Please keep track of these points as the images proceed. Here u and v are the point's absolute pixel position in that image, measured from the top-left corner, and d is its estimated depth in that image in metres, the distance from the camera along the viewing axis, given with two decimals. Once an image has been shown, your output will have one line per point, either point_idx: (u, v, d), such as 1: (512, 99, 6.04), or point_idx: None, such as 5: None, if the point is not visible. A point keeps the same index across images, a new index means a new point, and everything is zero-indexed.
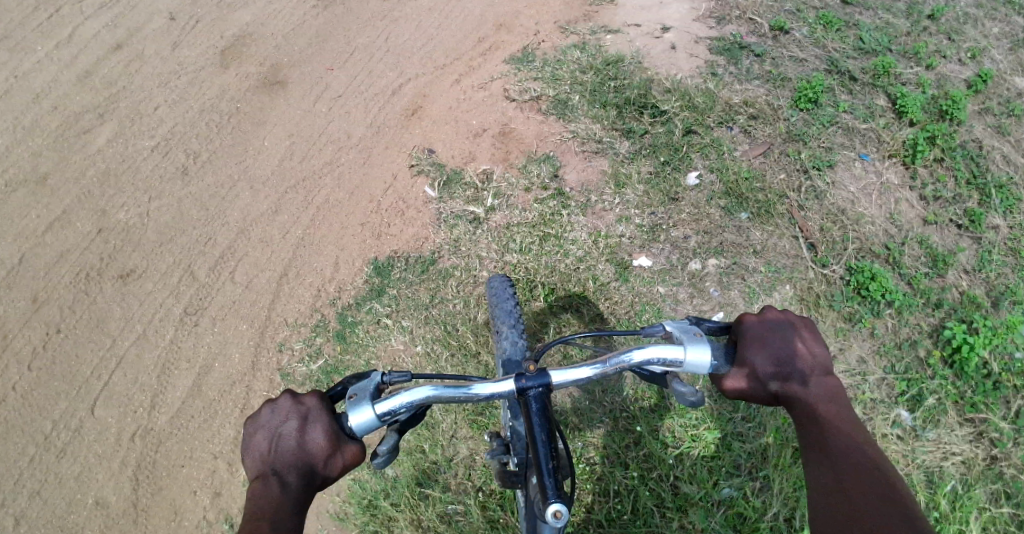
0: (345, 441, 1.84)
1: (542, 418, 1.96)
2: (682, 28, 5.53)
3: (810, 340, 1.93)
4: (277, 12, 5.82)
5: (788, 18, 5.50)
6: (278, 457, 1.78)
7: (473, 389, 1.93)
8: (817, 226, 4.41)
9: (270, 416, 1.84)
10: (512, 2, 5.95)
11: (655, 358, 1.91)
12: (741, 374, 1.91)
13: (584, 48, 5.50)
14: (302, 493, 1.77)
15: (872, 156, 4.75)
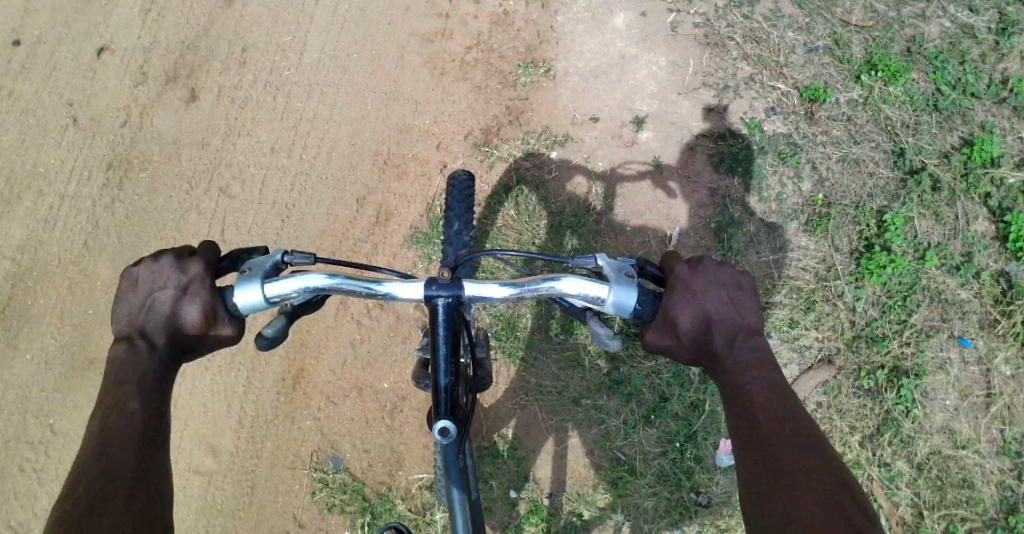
0: (221, 323, 2.02)
1: (446, 329, 2.08)
2: (663, 118, 3.60)
3: (740, 303, 2.00)
4: (62, 204, 3.91)
5: (828, 66, 3.63)
6: (148, 318, 2.00)
7: (379, 285, 2.01)
8: (909, 505, 3.18)
9: (152, 276, 2.03)
10: (395, 100, 3.83)
11: (578, 293, 1.99)
12: (663, 328, 2.01)
13: (519, 188, 3.55)
14: (167, 358, 2.00)
15: (972, 340, 3.34)
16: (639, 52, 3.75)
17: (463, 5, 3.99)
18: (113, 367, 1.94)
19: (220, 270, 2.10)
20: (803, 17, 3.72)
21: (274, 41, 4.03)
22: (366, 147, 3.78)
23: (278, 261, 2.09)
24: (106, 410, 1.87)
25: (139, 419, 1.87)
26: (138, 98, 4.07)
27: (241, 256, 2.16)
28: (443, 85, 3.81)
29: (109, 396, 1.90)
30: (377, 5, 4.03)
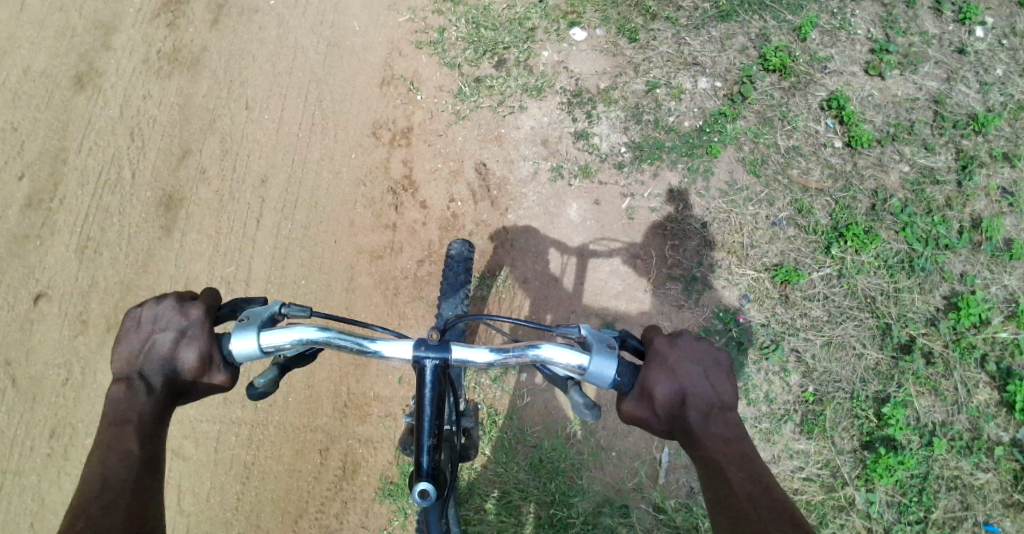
0: (216, 369, 2.18)
1: (432, 390, 2.19)
2: (631, 320, 3.58)
3: (716, 380, 2.12)
4: (12, 475, 3.86)
5: (796, 241, 3.56)
6: (146, 359, 2.16)
7: (369, 343, 2.14)
8: None
9: (155, 319, 2.19)
10: (350, 329, 3.80)
11: (558, 360, 2.10)
12: (641, 399, 2.12)
13: (493, 421, 3.50)
14: (162, 399, 2.15)
15: (999, 524, 3.17)
16: (597, 248, 3.71)
17: (409, 212, 3.95)
18: (113, 404, 2.09)
19: (220, 317, 2.26)
20: (759, 188, 3.65)
21: (219, 274, 4.02)
22: (323, 389, 3.75)
23: (276, 313, 2.24)
24: (104, 451, 2.02)
25: (137, 456, 2.04)
26: (77, 353, 4.03)
27: (241, 304, 2.32)
28: (396, 309, 3.80)
29: (108, 434, 2.06)
30: (321, 223, 4.01)
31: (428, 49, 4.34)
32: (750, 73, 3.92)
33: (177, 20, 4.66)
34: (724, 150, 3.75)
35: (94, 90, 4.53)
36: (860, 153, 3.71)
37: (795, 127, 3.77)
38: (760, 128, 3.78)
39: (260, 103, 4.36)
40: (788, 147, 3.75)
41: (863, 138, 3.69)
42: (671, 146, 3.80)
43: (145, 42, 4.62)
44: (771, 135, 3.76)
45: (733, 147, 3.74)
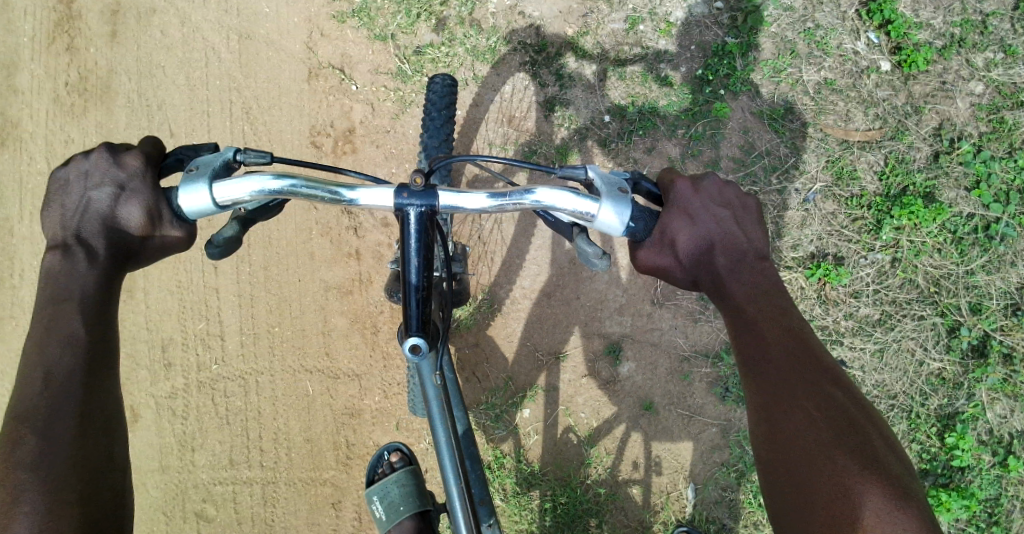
0: (167, 224, 1.85)
1: (421, 241, 1.85)
2: (640, 337, 3.19)
3: (742, 223, 1.88)
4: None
5: (836, 219, 3.16)
6: (84, 219, 1.83)
7: (345, 195, 1.77)
8: None
9: (86, 175, 1.85)
10: (337, 378, 3.28)
11: (562, 206, 1.75)
12: (661, 247, 1.85)
13: (501, 465, 3.10)
14: (109, 267, 1.84)
15: None
16: None
17: (373, 234, 3.31)
18: (48, 278, 1.78)
19: (165, 168, 1.91)
20: (785, 151, 3.19)
21: (192, 332, 3.34)
22: (323, 441, 3.27)
23: (231, 159, 1.86)
24: (44, 343, 1.71)
25: (83, 344, 1.73)
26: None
27: (187, 153, 1.94)
28: (380, 344, 3.28)
29: (46, 317, 1.74)
30: (281, 262, 3.32)
31: (354, 21, 3.51)
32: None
33: (76, 40, 4.01)
34: (734, 102, 3.21)
35: (15, 143, 3.96)
36: (914, 78, 3.23)
37: (828, 51, 3.24)
38: (780, 61, 3.23)
39: (183, 127, 3.68)
40: (818, 82, 3.24)
41: (919, 59, 3.21)
42: (665, 106, 3.21)
43: (51, 74, 4.01)
44: (795, 66, 3.23)
45: (746, 93, 3.21)
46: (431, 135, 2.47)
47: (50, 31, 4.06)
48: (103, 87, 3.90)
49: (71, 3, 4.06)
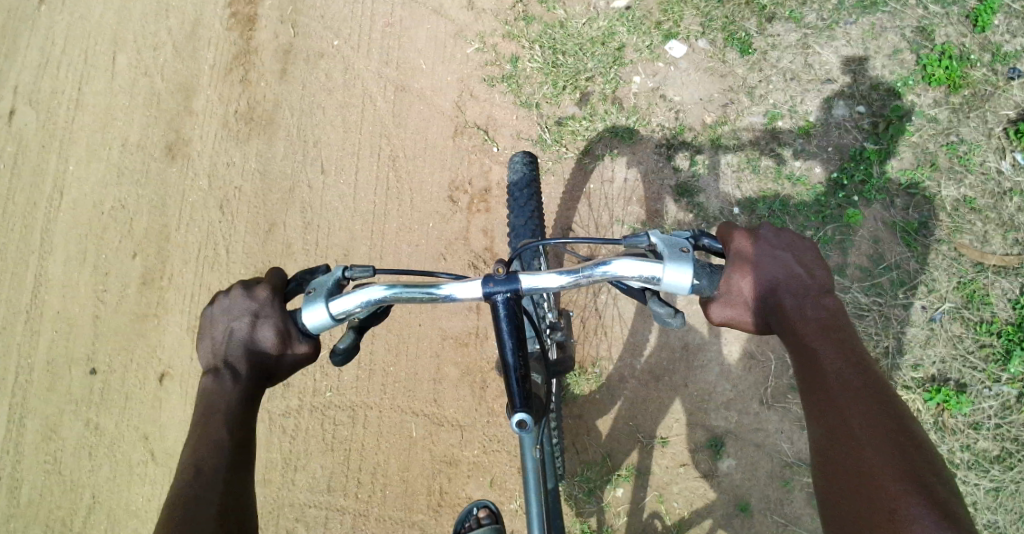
0: (297, 341, 1.98)
1: (510, 322, 1.97)
2: (744, 435, 3.18)
3: (806, 263, 1.85)
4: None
5: (962, 343, 3.09)
6: (227, 347, 1.98)
7: (438, 290, 1.90)
8: None
9: (226, 308, 2.02)
10: (441, 425, 3.43)
11: (631, 275, 1.82)
12: (732, 301, 1.85)
13: None
14: (251, 387, 1.97)
15: None
16: (705, 340, 3.29)
17: None
18: (201, 398, 1.92)
19: (288, 292, 2.07)
20: (916, 267, 3.15)
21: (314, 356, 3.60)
22: (418, 485, 3.39)
23: (342, 278, 2.01)
24: (195, 446, 1.84)
25: (228, 444, 1.86)
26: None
27: (306, 276, 2.10)
28: (485, 400, 3.43)
29: (200, 422, 1.89)
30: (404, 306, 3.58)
31: (502, 87, 3.75)
32: (904, 93, 3.26)
33: (250, 74, 4.48)
34: (867, 210, 3.21)
35: (185, 160, 4.44)
36: None
37: (970, 168, 3.19)
38: (918, 173, 3.20)
39: (334, 166, 4.02)
40: (957, 199, 3.19)
41: None
42: (797, 205, 3.24)
43: (224, 103, 4.48)
44: (934, 180, 3.19)
45: (881, 201, 3.21)
46: (517, 214, 2.72)
47: (229, 64, 4.56)
48: (268, 119, 4.32)
49: (251, 41, 4.55)
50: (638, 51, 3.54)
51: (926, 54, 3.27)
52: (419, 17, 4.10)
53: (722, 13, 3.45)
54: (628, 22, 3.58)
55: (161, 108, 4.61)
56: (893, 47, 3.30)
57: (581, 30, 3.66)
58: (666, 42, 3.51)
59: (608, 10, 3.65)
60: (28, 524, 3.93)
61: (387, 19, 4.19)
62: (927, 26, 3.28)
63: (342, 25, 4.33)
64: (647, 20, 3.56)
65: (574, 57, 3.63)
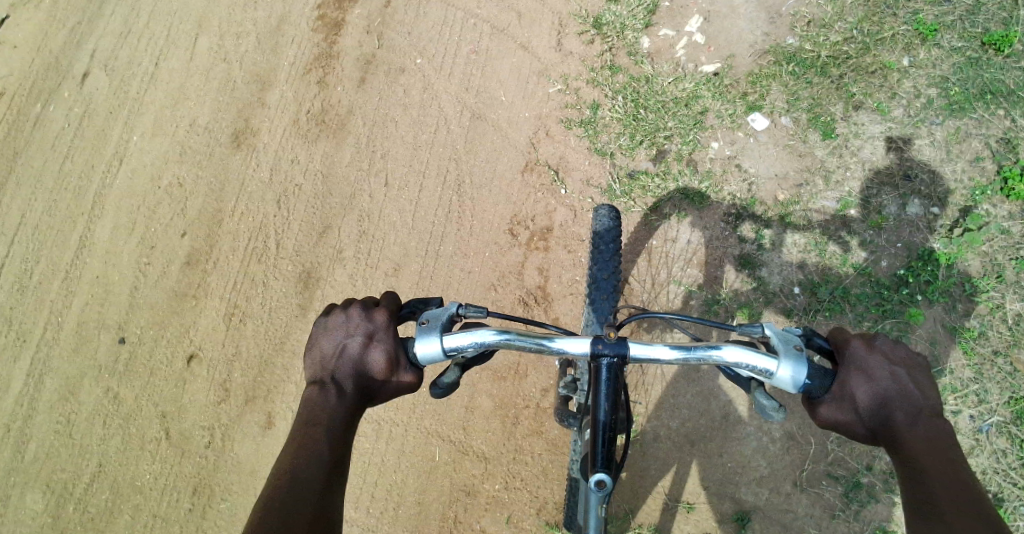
0: (402, 368, 2.08)
1: (610, 383, 2.01)
2: (772, 516, 3.06)
3: (920, 383, 1.84)
4: (156, 524, 3.66)
5: (1005, 458, 2.97)
6: (338, 362, 2.08)
7: (550, 342, 1.97)
8: None
9: (342, 324, 2.12)
10: (466, 454, 3.36)
11: (744, 362, 1.86)
12: (840, 403, 1.87)
13: None
14: (353, 404, 2.06)
15: None
16: (747, 414, 3.18)
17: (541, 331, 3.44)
18: (305, 407, 1.99)
19: (399, 318, 2.19)
20: (969, 375, 3.06)
21: None
22: (433, 510, 3.31)
23: (454, 314, 2.11)
24: (296, 453, 1.92)
25: (326, 460, 1.92)
26: (218, 419, 3.77)
27: (418, 305, 2.22)
28: (513, 434, 3.34)
29: (299, 432, 1.96)
30: None
31: (579, 130, 3.78)
32: (977, 202, 3.20)
33: (328, 77, 4.55)
34: (928, 310, 3.15)
35: (249, 149, 4.49)
36: None
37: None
38: (983, 282, 3.12)
39: (398, 180, 4.05)
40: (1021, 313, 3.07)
41: None
42: (857, 294, 3.19)
43: (298, 101, 4.54)
44: (999, 291, 3.10)
45: (942, 304, 3.14)
46: (600, 267, 2.72)
47: (308, 64, 4.63)
48: (338, 123, 4.36)
49: (334, 45, 4.63)
50: (719, 118, 3.55)
51: (1007, 166, 3.20)
52: (505, 49, 4.14)
53: (809, 94, 3.45)
54: (714, 88, 3.60)
55: (234, 95, 4.67)
56: (976, 153, 3.24)
57: (665, 88, 3.69)
58: (750, 114, 3.52)
59: (696, 73, 3.68)
60: (28, 484, 3.86)
61: (473, 45, 4.25)
62: (1013, 137, 3.21)
63: (426, 44, 4.38)
64: (734, 89, 3.58)
65: (656, 113, 3.65)
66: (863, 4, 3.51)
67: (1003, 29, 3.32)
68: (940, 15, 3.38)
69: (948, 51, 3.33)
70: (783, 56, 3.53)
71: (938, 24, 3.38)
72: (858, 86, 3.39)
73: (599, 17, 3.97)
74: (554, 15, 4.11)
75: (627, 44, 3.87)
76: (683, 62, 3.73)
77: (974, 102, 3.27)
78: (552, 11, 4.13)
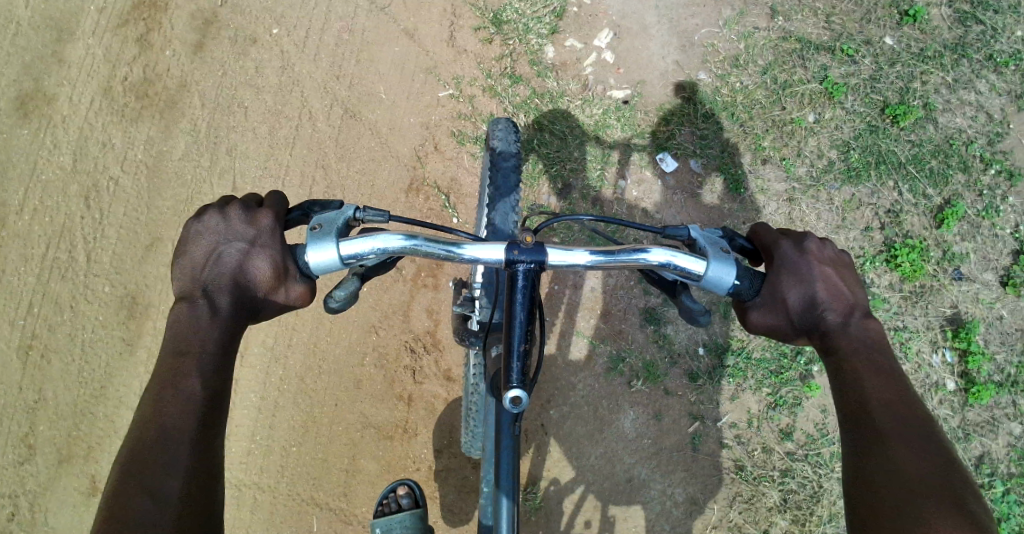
0: (292, 280, 1.68)
1: (526, 295, 1.71)
2: None
3: (848, 279, 1.71)
4: None
5: None
6: (212, 271, 1.65)
7: (460, 250, 1.66)
8: None
9: (218, 225, 1.69)
10: (348, 523, 2.91)
11: (672, 266, 1.65)
12: (771, 308, 1.68)
13: None
14: (231, 324, 1.64)
15: None
16: (650, 476, 2.93)
17: (431, 385, 3.02)
18: (173, 329, 1.58)
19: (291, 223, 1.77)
20: None
21: None
22: None
23: (352, 218, 1.74)
24: (161, 391, 1.52)
25: (201, 402, 1.52)
26: (24, 484, 3.04)
27: (312, 207, 1.82)
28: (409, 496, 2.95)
29: (165, 365, 1.56)
30: (322, 377, 3.00)
31: (473, 147, 3.35)
32: (865, 271, 3.25)
33: (152, 34, 3.59)
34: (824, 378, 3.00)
35: (44, 122, 3.49)
36: (973, 407, 3.15)
37: (909, 354, 3.17)
38: None
39: (251, 185, 3.35)
40: None
41: (985, 394, 3.12)
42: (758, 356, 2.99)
43: (110, 62, 3.56)
44: None
45: None
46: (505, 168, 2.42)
47: (124, 14, 3.63)
48: (170, 100, 3.49)
49: None
50: (627, 152, 3.30)
51: (894, 241, 3.28)
52: (387, 33, 3.48)
53: (720, 139, 3.30)
54: (622, 118, 3.33)
55: (22, 43, 3.61)
56: (866, 224, 3.30)
57: (569, 111, 3.34)
58: (659, 153, 3.30)
59: (604, 96, 3.37)
60: None
61: (346, 21, 3.51)
62: (897, 211, 3.30)
63: (285, 10, 3.55)
64: (643, 122, 3.33)
65: (560, 139, 3.30)
66: (773, 48, 3.46)
67: (898, 100, 3.42)
68: (846, 75, 3.42)
69: (851, 113, 3.38)
70: (696, 94, 3.35)
71: (844, 84, 3.41)
72: (769, 139, 3.32)
73: (499, 12, 3.46)
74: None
75: (530, 50, 3.43)
76: (592, 82, 3.39)
77: (869, 169, 3.33)
78: None
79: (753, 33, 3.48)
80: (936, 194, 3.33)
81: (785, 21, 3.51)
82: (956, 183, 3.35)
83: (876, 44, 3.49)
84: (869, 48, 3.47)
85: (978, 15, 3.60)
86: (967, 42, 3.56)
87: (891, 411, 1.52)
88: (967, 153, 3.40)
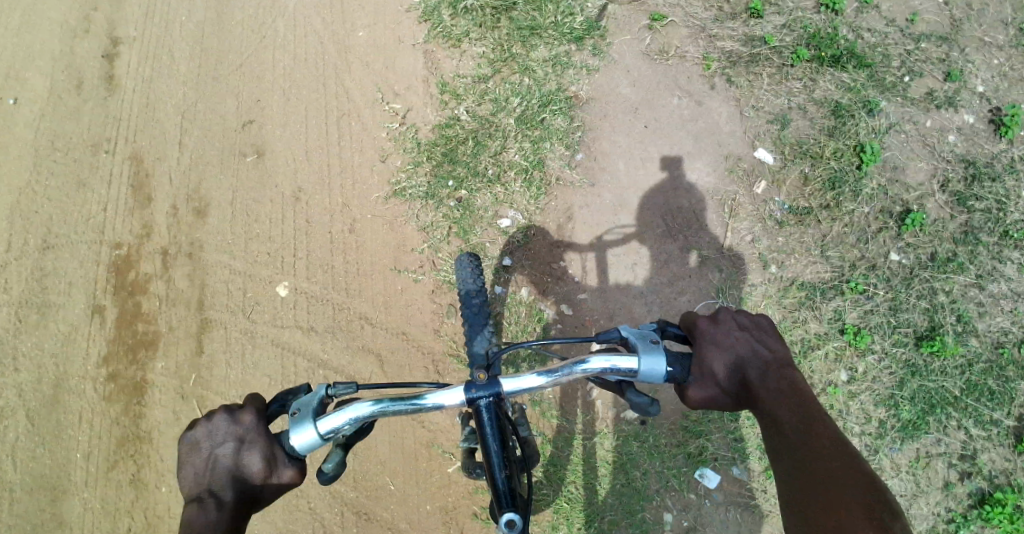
0: (282, 465, 1.75)
1: (495, 428, 1.80)
2: None
3: (765, 339, 1.82)
4: None
5: None
6: (212, 477, 1.73)
7: (423, 400, 1.73)
8: None
9: (207, 434, 1.77)
10: None
11: (612, 369, 1.73)
12: (700, 380, 1.78)
13: None
14: (235, 518, 1.70)
15: None
16: None
17: None
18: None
19: (270, 414, 1.83)
20: None
21: None
22: None
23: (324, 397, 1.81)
24: None
25: None
26: None
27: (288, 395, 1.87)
28: None
29: None
30: None
31: None
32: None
33: (143, 471, 3.44)
34: None
35: None
36: None
37: None
38: None
39: None
40: None
41: None
42: None
43: (109, 514, 3.39)
44: None
45: None
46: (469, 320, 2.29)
47: (111, 453, 3.47)
48: None
49: (139, 418, 3.51)
50: (663, 480, 3.05)
51: (982, 491, 2.99)
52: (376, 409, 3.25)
53: (755, 438, 3.07)
54: (645, 443, 3.09)
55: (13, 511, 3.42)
56: (945, 480, 3.01)
57: (588, 449, 3.09)
58: (697, 470, 3.05)
59: (617, 420, 3.12)
60: None
61: None
62: (972, 453, 3.02)
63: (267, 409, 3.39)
64: (668, 440, 3.09)
65: (590, 486, 3.05)
66: (777, 306, 3.25)
67: (927, 325, 3.17)
68: (864, 316, 3.19)
69: (885, 358, 3.14)
70: None
71: (865, 328, 3.18)
72: None
73: None
74: (424, 355, 3.37)
75: None
76: (601, 407, 3.14)
77: (926, 416, 3.06)
78: (421, 349, 3.38)
79: (749, 296, 3.29)
80: (1003, 416, 3.05)
81: (778, 268, 3.31)
82: (1021, 395, 3.07)
83: (883, 267, 3.26)
84: (877, 276, 3.24)
85: (976, 192, 3.34)
86: (975, 226, 3.30)
87: (818, 460, 1.59)
88: (1020, 354, 3.12)
